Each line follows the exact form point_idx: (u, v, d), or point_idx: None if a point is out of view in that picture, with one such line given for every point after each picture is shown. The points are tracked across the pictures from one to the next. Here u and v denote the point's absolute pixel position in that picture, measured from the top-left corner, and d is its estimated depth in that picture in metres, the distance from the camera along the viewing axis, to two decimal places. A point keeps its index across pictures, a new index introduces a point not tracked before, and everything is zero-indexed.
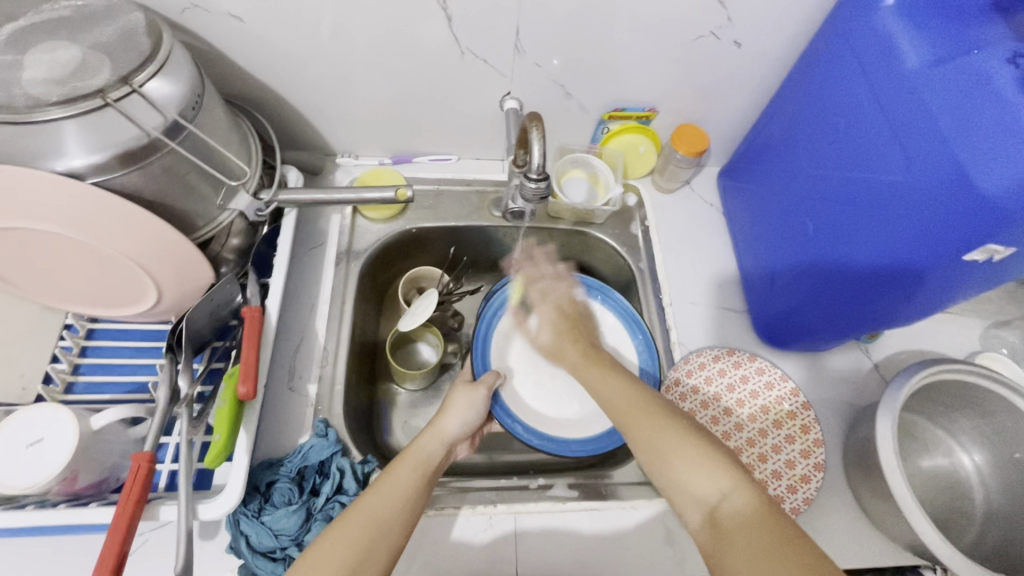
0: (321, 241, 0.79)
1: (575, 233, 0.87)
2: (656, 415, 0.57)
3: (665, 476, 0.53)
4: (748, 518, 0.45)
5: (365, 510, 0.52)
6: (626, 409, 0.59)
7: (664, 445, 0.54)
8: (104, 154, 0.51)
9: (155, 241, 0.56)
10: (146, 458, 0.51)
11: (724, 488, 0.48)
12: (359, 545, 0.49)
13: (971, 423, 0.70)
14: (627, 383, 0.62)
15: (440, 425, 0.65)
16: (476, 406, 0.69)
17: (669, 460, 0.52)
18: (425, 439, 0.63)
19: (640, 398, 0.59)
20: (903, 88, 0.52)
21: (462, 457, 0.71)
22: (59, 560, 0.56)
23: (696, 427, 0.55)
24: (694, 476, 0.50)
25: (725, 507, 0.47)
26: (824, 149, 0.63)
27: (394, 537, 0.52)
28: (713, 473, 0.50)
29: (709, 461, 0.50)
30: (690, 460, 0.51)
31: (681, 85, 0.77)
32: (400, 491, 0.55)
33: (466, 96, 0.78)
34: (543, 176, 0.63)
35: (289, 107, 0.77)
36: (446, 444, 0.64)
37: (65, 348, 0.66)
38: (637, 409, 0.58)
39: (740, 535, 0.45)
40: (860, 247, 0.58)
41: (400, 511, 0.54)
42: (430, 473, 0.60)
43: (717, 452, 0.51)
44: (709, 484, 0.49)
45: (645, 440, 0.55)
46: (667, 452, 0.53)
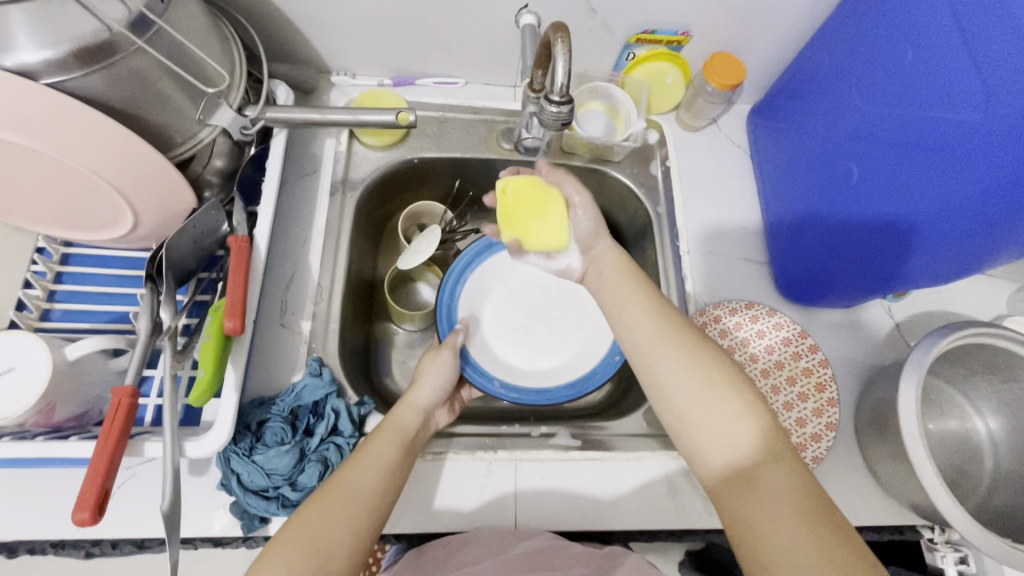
0: (315, 168, 0.73)
1: (590, 172, 0.80)
2: (697, 355, 0.51)
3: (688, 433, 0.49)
4: (790, 486, 0.44)
5: (341, 486, 0.50)
6: (666, 349, 0.52)
7: (709, 395, 0.49)
8: (58, 50, 0.43)
9: (128, 159, 0.50)
10: (126, 393, 0.48)
11: (765, 453, 0.46)
12: (341, 521, 0.48)
13: (991, 388, 0.67)
14: (657, 306, 0.55)
15: (411, 395, 0.62)
16: (445, 370, 0.66)
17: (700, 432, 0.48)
18: (399, 410, 0.59)
19: (674, 330, 0.53)
20: (991, 11, 0.45)
21: (443, 424, 0.65)
22: (45, 491, 0.54)
23: (741, 377, 0.50)
24: (738, 436, 0.47)
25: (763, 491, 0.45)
26: (884, 84, 0.56)
27: (377, 509, 0.50)
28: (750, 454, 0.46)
29: (751, 420, 0.47)
30: (732, 416, 0.48)
31: (721, 5, 0.68)
32: (381, 463, 0.53)
33: (477, 8, 0.69)
34: (566, 99, 0.56)
35: (277, 12, 0.68)
36: (421, 412, 0.61)
37: (38, 273, 0.61)
38: (667, 340, 0.52)
39: (777, 499, 0.44)
40: (913, 196, 0.52)
41: (382, 482, 0.52)
42: (411, 440, 0.57)
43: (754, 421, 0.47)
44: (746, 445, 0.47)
45: (681, 383, 0.50)
46: (710, 402, 0.48)
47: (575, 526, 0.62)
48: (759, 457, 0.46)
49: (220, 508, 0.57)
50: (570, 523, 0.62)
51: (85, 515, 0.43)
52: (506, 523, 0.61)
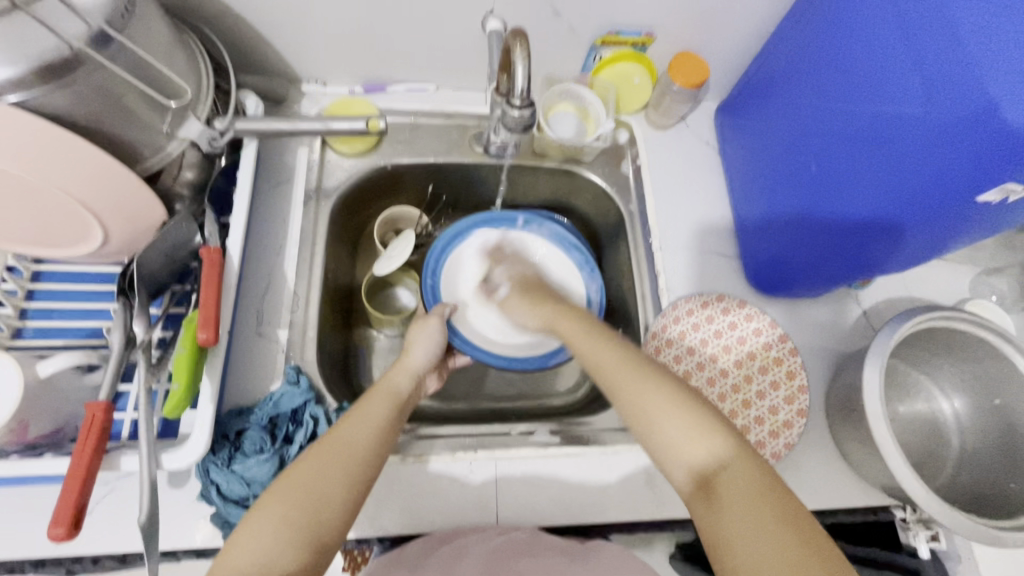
0: (287, 177, 0.73)
1: (562, 173, 0.82)
2: (656, 382, 0.51)
3: (653, 442, 0.49)
4: (749, 486, 0.44)
5: (336, 440, 0.50)
6: (630, 396, 0.51)
7: (663, 410, 0.49)
8: (19, 68, 0.43)
9: (95, 173, 0.50)
10: (100, 407, 0.48)
11: (722, 458, 0.46)
12: (334, 473, 0.48)
13: (954, 369, 0.69)
14: (621, 343, 0.57)
15: (407, 358, 0.64)
16: (434, 336, 0.68)
17: (662, 432, 0.48)
18: (395, 372, 0.61)
19: (634, 360, 0.54)
20: (933, 9, 0.46)
21: (431, 390, 0.69)
22: (23, 510, 0.54)
23: (693, 397, 0.50)
24: (694, 443, 0.47)
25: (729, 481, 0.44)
26: (836, 80, 0.58)
27: (368, 463, 0.50)
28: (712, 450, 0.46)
29: (710, 432, 0.47)
30: (688, 429, 0.47)
31: (681, 7, 0.70)
32: (371, 422, 0.53)
33: (444, 15, 0.70)
34: (527, 103, 0.58)
35: (244, 24, 0.68)
36: (416, 376, 0.63)
37: (9, 292, 0.61)
38: (625, 367, 0.53)
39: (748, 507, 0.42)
40: (866, 189, 0.55)
41: (373, 441, 0.52)
42: (403, 403, 0.58)
43: (715, 423, 0.48)
44: (708, 454, 0.46)
45: (636, 407, 0.51)
46: (669, 417, 0.48)
47: (557, 520, 0.63)
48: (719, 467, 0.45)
49: (201, 519, 0.57)
50: (549, 517, 0.63)
51: (61, 530, 0.43)
52: (488, 522, 0.62)
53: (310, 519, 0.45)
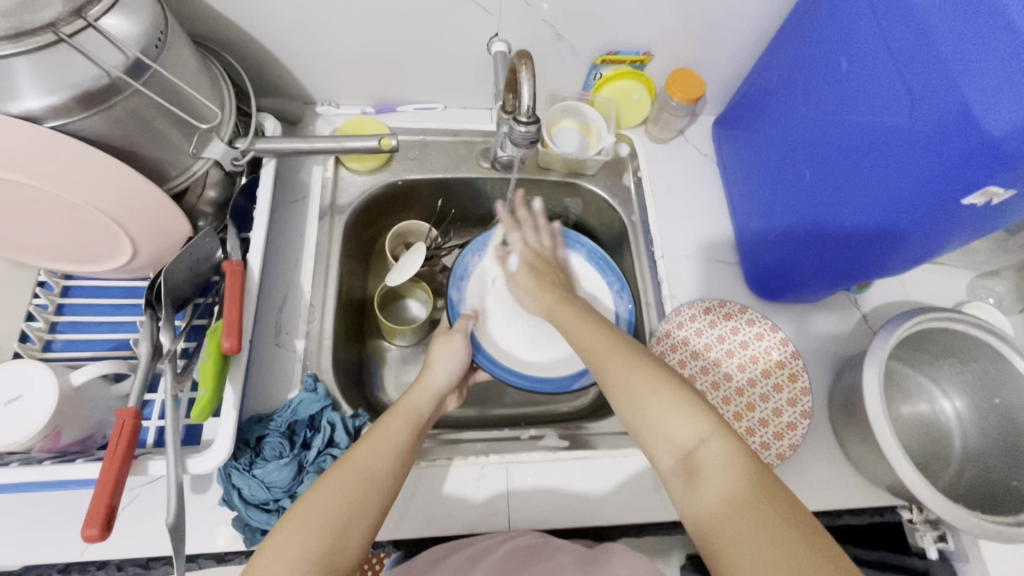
0: (303, 194, 0.76)
1: (566, 185, 0.85)
2: (646, 367, 0.55)
3: (640, 418, 0.52)
4: (725, 458, 0.46)
5: (355, 465, 0.52)
6: (615, 376, 0.56)
7: (642, 388, 0.53)
8: (61, 96, 0.47)
9: (126, 191, 0.53)
10: (130, 414, 0.50)
11: (702, 433, 0.48)
12: (350, 499, 0.49)
13: (953, 370, 0.71)
14: (605, 329, 0.62)
15: (427, 378, 0.66)
16: (458, 355, 0.70)
17: (646, 409, 0.52)
18: (414, 393, 0.63)
19: (619, 344, 0.59)
20: (914, 25, 0.50)
21: (451, 409, 0.70)
22: (53, 516, 0.56)
23: (681, 379, 0.53)
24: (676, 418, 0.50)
25: (704, 453, 0.47)
26: (825, 93, 0.61)
27: (385, 489, 0.52)
28: (690, 422, 0.49)
29: (691, 409, 0.50)
30: (669, 406, 0.51)
31: (677, 27, 0.74)
32: (388, 445, 0.55)
33: (451, 39, 0.73)
34: (533, 119, 0.60)
35: (263, 51, 0.72)
36: (435, 397, 0.65)
37: (40, 306, 0.64)
38: (615, 353, 0.58)
39: (721, 481, 0.45)
40: (858, 195, 0.57)
41: (390, 465, 0.53)
42: (421, 424, 0.60)
43: (694, 400, 0.51)
44: (686, 430, 0.49)
45: (624, 386, 0.54)
46: (650, 397, 0.52)
47: (567, 523, 0.64)
48: (693, 440, 0.48)
49: (223, 524, 0.59)
50: (561, 520, 0.64)
51: (94, 531, 0.45)
52: (500, 525, 0.63)
53: (331, 547, 0.46)
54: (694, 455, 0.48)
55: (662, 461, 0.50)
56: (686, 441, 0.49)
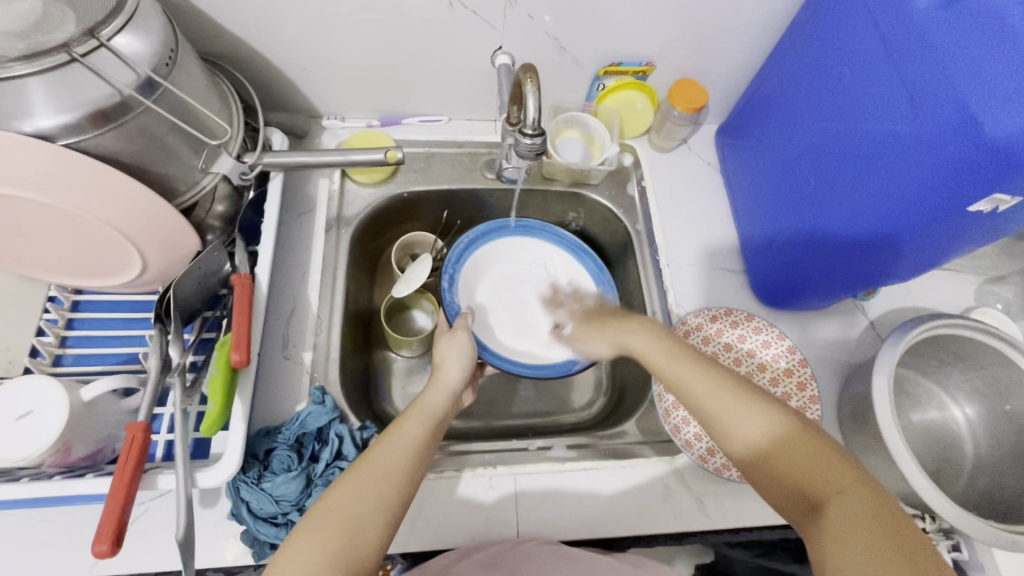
0: (310, 207, 0.77)
1: (570, 196, 0.85)
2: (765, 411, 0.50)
3: (763, 463, 0.48)
4: (861, 511, 0.41)
5: (375, 463, 0.51)
6: (726, 416, 0.51)
7: (758, 428, 0.49)
8: (74, 115, 0.48)
9: (138, 207, 0.54)
10: (140, 428, 0.50)
11: (836, 481, 0.44)
12: (368, 497, 0.49)
13: (963, 377, 0.70)
14: (705, 360, 0.57)
15: (440, 378, 0.65)
16: (465, 351, 0.69)
17: (768, 452, 0.48)
18: (429, 392, 0.62)
19: (720, 375, 0.54)
20: (915, 35, 0.50)
21: (468, 404, 0.72)
22: (63, 532, 0.56)
23: (797, 418, 0.49)
24: (808, 467, 0.46)
25: (838, 503, 0.43)
26: (828, 102, 0.62)
27: (400, 488, 0.51)
28: (820, 469, 0.45)
29: (822, 455, 0.46)
30: (795, 450, 0.47)
31: (679, 37, 0.74)
32: (406, 445, 0.54)
33: (456, 52, 0.74)
34: (538, 132, 0.61)
35: (271, 67, 0.73)
36: (450, 395, 0.64)
37: (50, 321, 0.64)
38: (723, 389, 0.52)
39: (863, 534, 0.40)
40: (862, 204, 0.57)
41: (406, 465, 0.53)
42: (436, 423, 0.60)
43: (821, 444, 0.47)
44: (816, 477, 0.45)
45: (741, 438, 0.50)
46: (768, 437, 0.48)
47: (576, 534, 0.64)
48: (825, 489, 0.44)
49: (231, 538, 0.59)
50: (570, 533, 0.64)
51: (104, 547, 0.45)
52: (508, 536, 0.63)
53: (346, 544, 0.46)
54: (826, 503, 0.43)
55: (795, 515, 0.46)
56: (815, 487, 0.44)
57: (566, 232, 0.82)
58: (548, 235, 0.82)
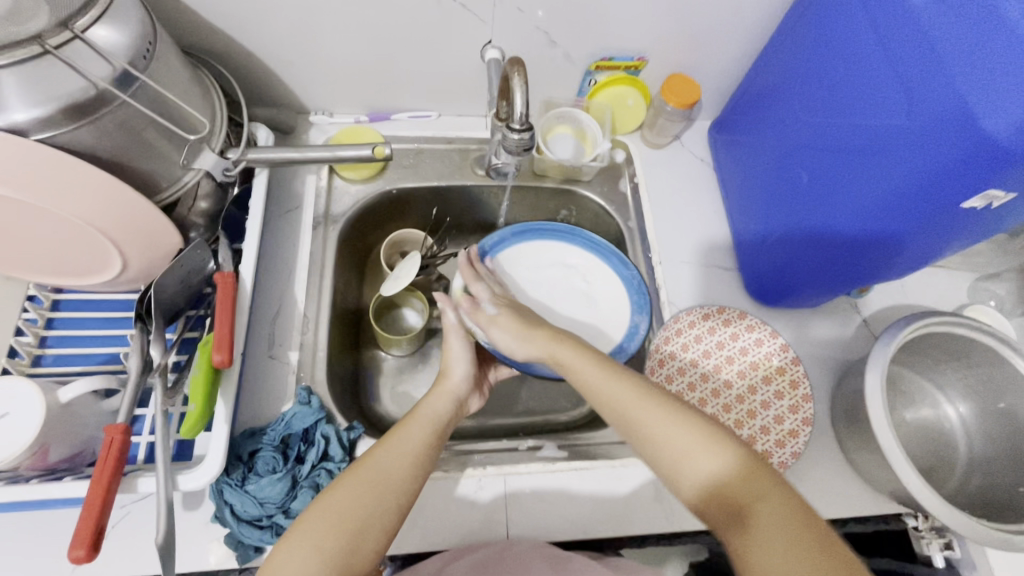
0: (297, 204, 0.76)
1: (562, 192, 0.84)
2: (694, 423, 0.50)
3: (681, 471, 0.49)
4: (782, 521, 0.42)
5: (377, 466, 0.51)
6: (651, 426, 0.51)
7: (676, 434, 0.50)
8: (48, 108, 0.46)
9: (116, 203, 0.53)
10: (118, 430, 0.49)
11: (754, 485, 0.45)
12: (367, 502, 0.48)
13: (957, 374, 0.70)
14: (620, 369, 0.57)
15: (445, 382, 0.64)
16: (462, 357, 0.66)
17: (683, 458, 0.49)
18: (433, 397, 0.61)
19: (634, 385, 0.54)
20: (910, 27, 0.49)
21: (475, 410, 0.70)
22: (42, 536, 0.55)
23: (710, 420, 0.50)
24: (732, 475, 0.46)
25: (755, 506, 0.44)
26: (823, 97, 0.61)
27: (402, 492, 0.50)
28: (734, 473, 0.46)
29: (735, 459, 0.47)
30: (710, 455, 0.48)
31: (672, 32, 0.73)
32: (408, 449, 0.53)
33: (445, 46, 0.73)
34: (526, 126, 0.60)
35: (256, 61, 0.72)
36: (454, 400, 0.63)
37: (29, 320, 0.63)
38: (640, 400, 0.53)
39: (779, 535, 0.41)
40: (856, 199, 0.56)
41: (409, 469, 0.52)
42: (440, 427, 0.58)
43: (732, 447, 0.48)
44: (734, 483, 0.46)
45: (674, 452, 0.49)
46: (686, 442, 0.49)
47: (566, 535, 0.63)
48: (744, 493, 0.45)
49: (214, 541, 0.57)
50: (561, 534, 0.63)
51: (80, 552, 0.44)
52: (498, 538, 0.62)
53: (345, 548, 0.45)
54: (746, 507, 0.44)
55: (717, 525, 0.46)
56: (737, 494, 0.45)
57: (599, 238, 0.79)
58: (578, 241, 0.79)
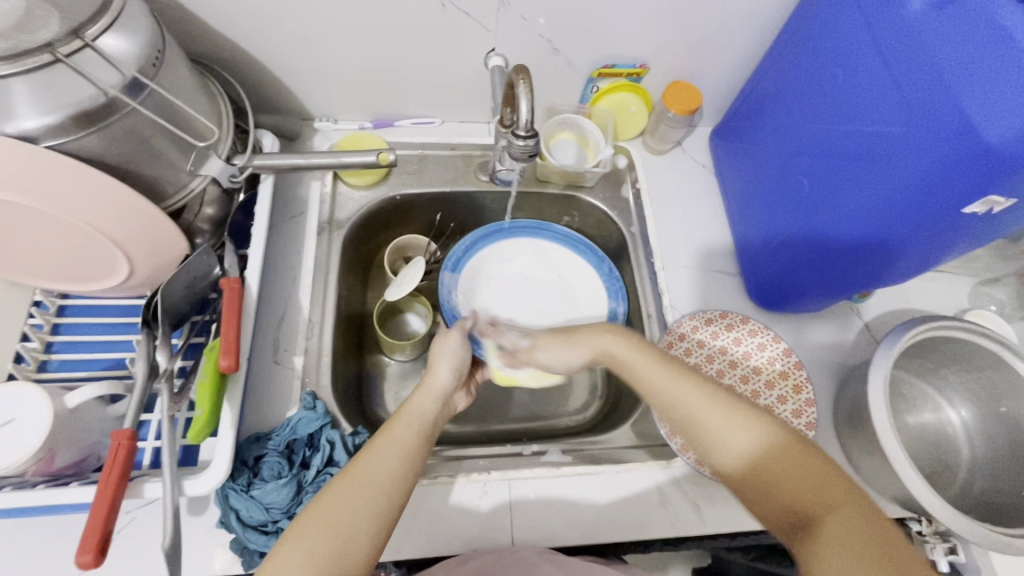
0: (301, 210, 0.76)
1: (564, 198, 0.85)
2: (767, 432, 0.49)
3: (752, 481, 0.49)
4: (849, 531, 0.43)
5: (365, 470, 0.50)
6: (721, 434, 0.50)
7: (750, 446, 0.49)
8: (58, 116, 0.47)
9: (124, 209, 0.53)
10: (125, 436, 0.49)
11: (831, 503, 0.45)
12: (357, 506, 0.48)
13: (958, 379, 0.70)
14: (685, 370, 0.55)
15: (429, 381, 0.63)
16: (455, 355, 0.66)
17: (756, 468, 0.48)
18: (417, 397, 0.60)
19: (703, 388, 0.53)
20: (908, 36, 0.50)
21: (462, 406, 0.70)
22: (47, 542, 0.55)
23: (784, 432, 0.50)
24: (805, 488, 0.46)
25: (831, 523, 0.44)
26: (822, 104, 0.62)
27: (391, 496, 0.50)
28: (810, 488, 0.46)
29: (813, 473, 0.47)
30: (787, 468, 0.47)
31: (673, 39, 0.74)
32: (396, 451, 0.53)
33: (449, 54, 0.74)
34: (531, 134, 0.60)
35: (261, 68, 0.73)
36: (440, 399, 0.62)
37: (35, 326, 0.63)
38: (710, 404, 0.52)
39: (856, 552, 0.42)
40: (855, 205, 0.57)
41: (397, 472, 0.51)
42: (427, 429, 0.58)
43: (810, 461, 0.47)
44: (810, 499, 0.46)
45: (738, 454, 0.49)
46: (759, 454, 0.49)
47: (570, 540, 0.63)
48: (819, 508, 0.45)
49: (219, 547, 0.57)
50: (565, 539, 0.63)
51: (88, 557, 0.44)
52: (502, 543, 0.62)
53: (336, 555, 0.45)
54: (819, 521, 0.44)
55: (785, 534, 0.46)
56: (811, 508, 0.45)
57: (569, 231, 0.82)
58: (550, 234, 0.82)
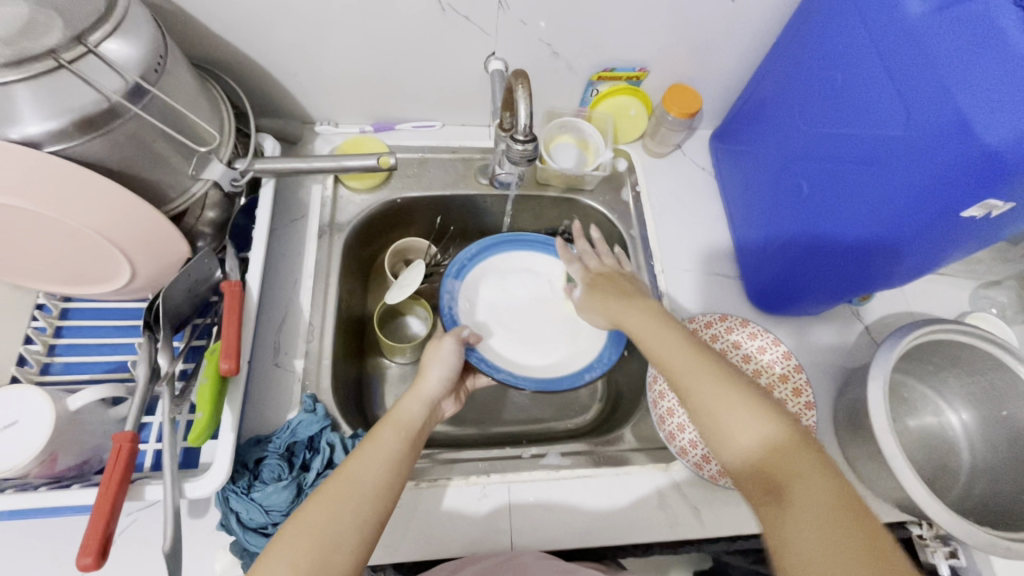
0: (302, 213, 0.76)
1: (564, 201, 0.85)
2: (751, 401, 0.49)
3: (726, 443, 0.48)
4: (825, 513, 0.41)
5: (350, 478, 0.50)
6: (702, 397, 0.51)
7: (729, 409, 0.49)
8: (61, 121, 0.47)
9: (126, 213, 0.53)
10: (127, 438, 0.49)
11: (801, 469, 0.44)
12: (342, 513, 0.48)
13: (959, 382, 0.70)
14: (686, 338, 0.56)
15: (419, 386, 0.64)
16: (449, 361, 0.68)
17: (731, 431, 0.48)
18: (405, 401, 0.62)
19: (698, 354, 0.54)
20: (908, 40, 0.50)
21: (451, 412, 0.70)
22: (49, 544, 0.55)
23: (768, 400, 0.49)
24: (778, 453, 0.46)
25: (797, 488, 0.43)
26: (822, 107, 0.62)
27: (376, 504, 0.50)
28: (783, 455, 0.45)
29: (789, 441, 0.46)
30: (762, 433, 0.47)
31: (673, 42, 0.74)
32: (382, 458, 0.53)
33: (449, 57, 0.74)
34: (530, 137, 0.61)
35: (263, 72, 0.73)
36: (428, 404, 0.63)
37: (39, 329, 0.64)
38: (699, 369, 0.52)
39: (818, 519, 0.41)
40: (855, 208, 0.57)
41: (382, 478, 0.52)
42: (415, 434, 0.58)
43: (789, 430, 0.47)
44: (781, 464, 0.45)
45: (716, 419, 0.49)
46: (740, 418, 0.48)
47: (569, 543, 0.63)
48: (785, 472, 0.44)
49: (220, 549, 0.58)
50: (564, 542, 0.63)
51: (89, 559, 0.44)
52: (501, 546, 0.62)
53: (319, 563, 0.44)
54: (785, 485, 0.44)
55: (751, 496, 0.46)
56: (778, 471, 0.45)
57: None
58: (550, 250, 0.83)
